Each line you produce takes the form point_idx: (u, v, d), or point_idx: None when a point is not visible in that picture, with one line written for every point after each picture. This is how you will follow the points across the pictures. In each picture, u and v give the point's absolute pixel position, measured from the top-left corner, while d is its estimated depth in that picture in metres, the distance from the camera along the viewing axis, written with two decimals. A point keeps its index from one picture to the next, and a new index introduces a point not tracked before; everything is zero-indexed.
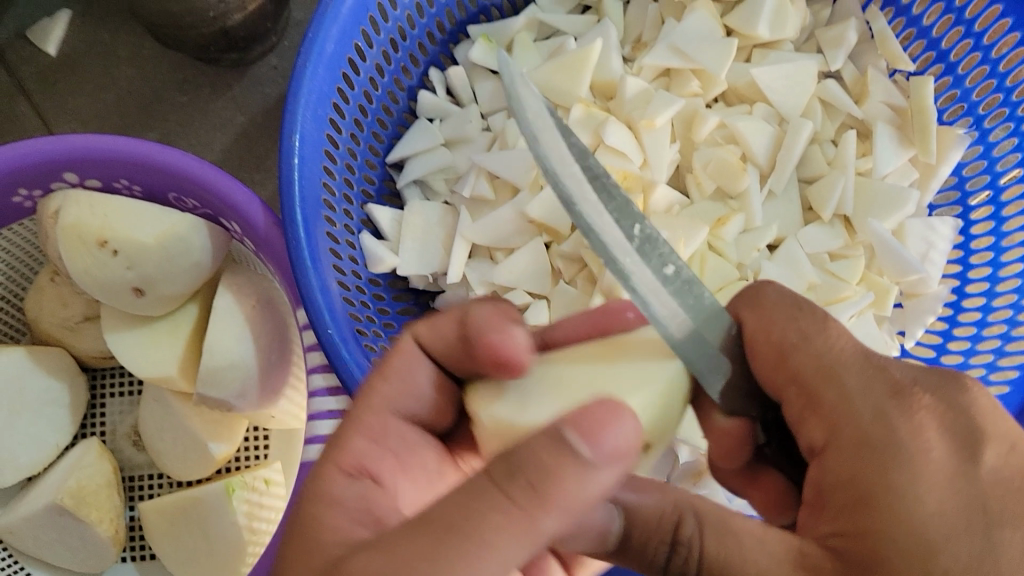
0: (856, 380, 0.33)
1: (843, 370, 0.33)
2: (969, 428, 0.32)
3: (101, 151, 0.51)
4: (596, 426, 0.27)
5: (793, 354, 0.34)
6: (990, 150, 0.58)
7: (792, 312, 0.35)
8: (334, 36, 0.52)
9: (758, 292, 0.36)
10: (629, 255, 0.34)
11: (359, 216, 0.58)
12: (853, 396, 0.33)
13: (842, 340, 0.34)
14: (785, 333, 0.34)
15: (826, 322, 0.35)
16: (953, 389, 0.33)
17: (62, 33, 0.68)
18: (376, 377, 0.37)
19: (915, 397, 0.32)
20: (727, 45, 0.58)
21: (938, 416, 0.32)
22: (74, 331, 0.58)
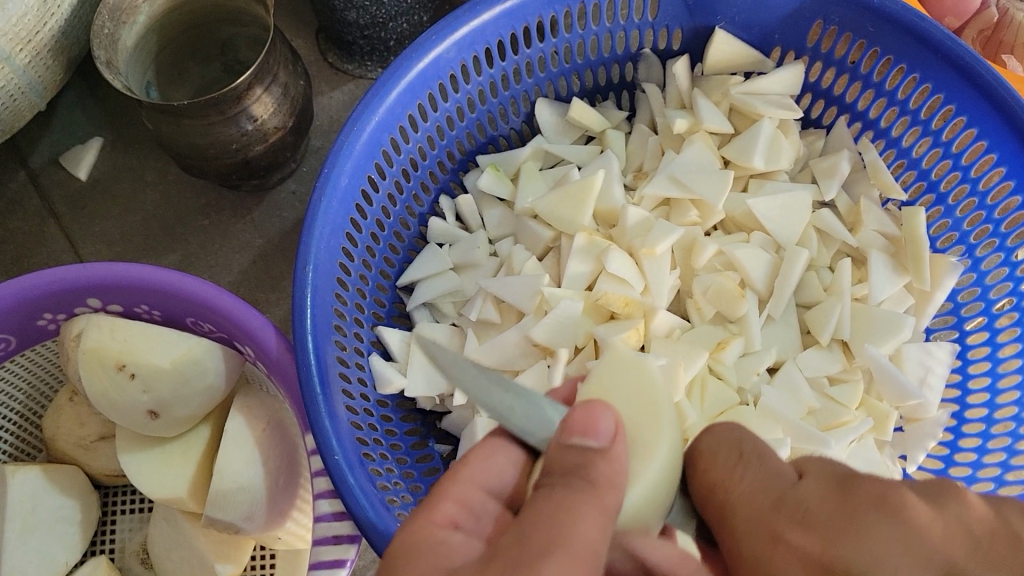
0: (744, 525, 0.36)
1: (737, 515, 0.36)
2: (843, 562, 0.33)
3: (124, 280, 0.54)
4: (586, 424, 0.34)
5: (708, 498, 0.38)
6: (983, 277, 0.60)
7: (719, 454, 0.38)
8: (348, 171, 0.55)
9: (695, 444, 0.39)
10: (534, 426, 0.37)
11: (370, 338, 0.60)
12: (741, 541, 0.36)
13: (742, 484, 0.37)
14: (701, 481, 0.38)
15: (738, 465, 0.37)
16: (840, 526, 0.34)
17: (92, 158, 0.72)
18: (458, 465, 0.38)
19: (788, 539, 0.34)
20: (722, 177, 0.60)
21: (811, 560, 0.34)
22: (89, 450, 0.60)
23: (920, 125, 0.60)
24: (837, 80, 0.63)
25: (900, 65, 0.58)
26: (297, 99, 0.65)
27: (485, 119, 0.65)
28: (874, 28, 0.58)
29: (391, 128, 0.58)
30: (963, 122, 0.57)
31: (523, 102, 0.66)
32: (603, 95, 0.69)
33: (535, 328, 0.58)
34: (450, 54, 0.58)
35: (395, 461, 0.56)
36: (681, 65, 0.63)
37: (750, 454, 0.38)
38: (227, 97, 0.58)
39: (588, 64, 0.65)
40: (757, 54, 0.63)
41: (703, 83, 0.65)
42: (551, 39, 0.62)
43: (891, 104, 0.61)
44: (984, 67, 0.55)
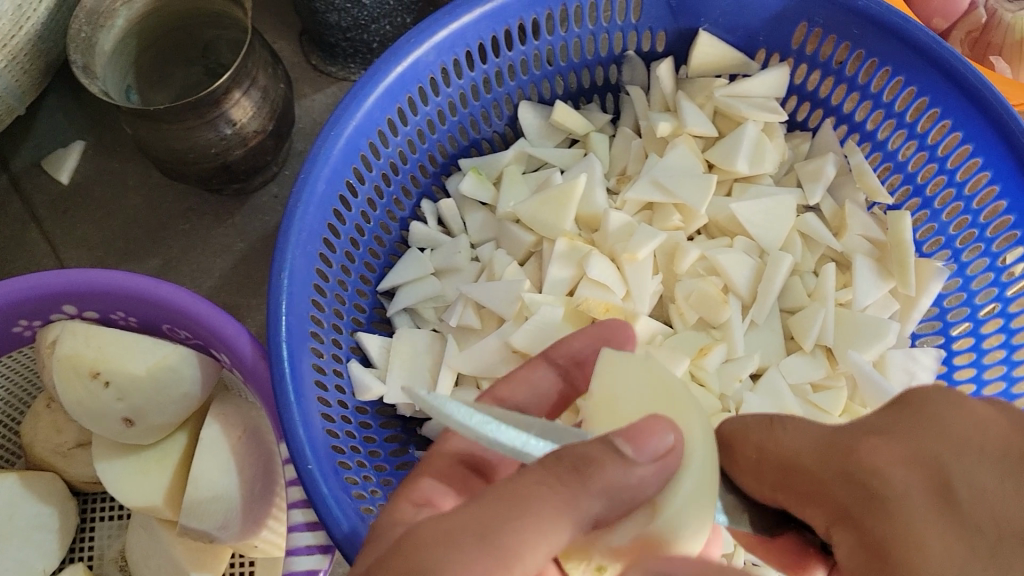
0: (814, 460, 0.35)
1: (802, 459, 0.36)
2: (930, 451, 0.32)
3: (99, 286, 0.53)
4: (637, 434, 0.33)
5: (762, 463, 0.37)
6: (969, 282, 0.59)
7: (755, 425, 0.39)
8: (325, 176, 0.55)
9: (721, 431, 0.40)
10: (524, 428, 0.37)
11: (349, 344, 0.59)
12: (819, 478, 0.35)
13: (790, 437, 0.37)
14: (750, 455, 0.38)
15: (774, 424, 0.38)
16: (904, 418, 0.34)
17: (74, 162, 0.72)
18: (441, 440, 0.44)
19: (863, 451, 0.34)
20: (705, 181, 0.60)
21: (893, 453, 0.33)
22: (66, 457, 0.59)
23: (905, 129, 0.60)
24: (823, 83, 0.62)
25: (885, 67, 0.58)
26: (277, 102, 0.64)
27: (467, 122, 0.65)
28: (858, 30, 0.57)
29: (370, 133, 0.57)
30: (949, 125, 0.56)
31: (506, 105, 0.66)
32: (587, 97, 0.68)
33: (515, 335, 0.57)
34: (430, 58, 0.58)
35: (373, 469, 0.56)
36: (665, 67, 0.63)
37: (779, 418, 0.39)
38: (205, 101, 0.57)
39: (571, 67, 0.65)
40: (742, 56, 0.63)
41: (688, 86, 0.64)
42: (534, 42, 0.61)
43: (877, 107, 0.60)
44: (969, 70, 0.54)
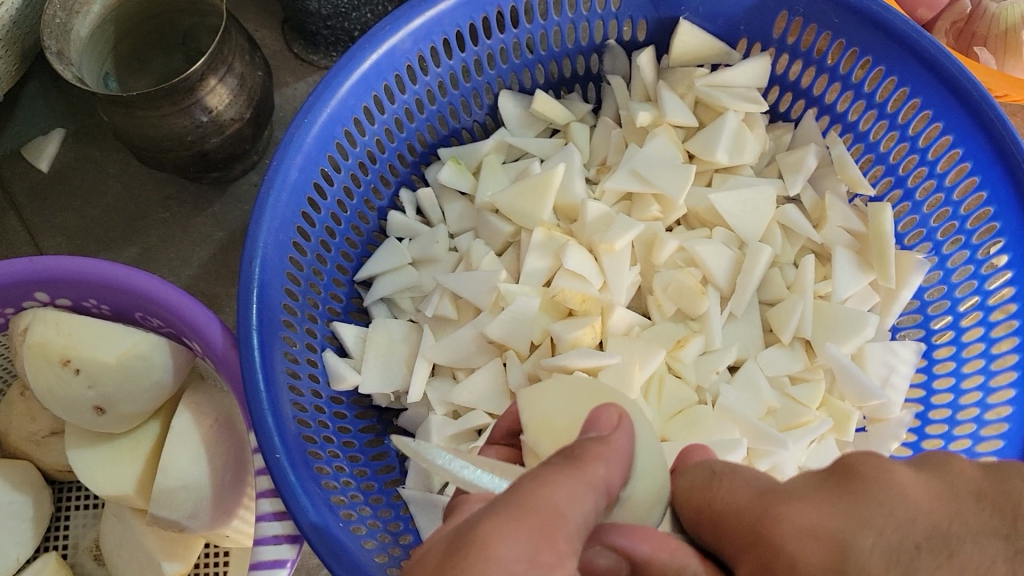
0: (734, 519, 0.33)
1: (727, 519, 0.34)
2: (836, 533, 0.29)
3: (71, 274, 0.53)
4: (596, 420, 0.37)
5: (700, 514, 0.36)
6: (949, 275, 0.59)
7: (705, 474, 0.37)
8: (298, 164, 0.54)
9: (675, 483, 0.39)
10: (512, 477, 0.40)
11: (324, 334, 0.59)
12: (736, 536, 0.33)
13: (725, 488, 0.35)
14: (694, 504, 0.36)
15: (723, 473, 0.36)
16: (827, 487, 0.31)
17: (54, 149, 0.72)
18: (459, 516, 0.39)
19: (777, 514, 0.31)
20: (686, 172, 0.59)
21: (802, 523, 0.30)
22: (40, 445, 0.59)
23: (887, 119, 0.59)
24: (805, 73, 0.62)
25: (866, 57, 0.57)
26: (255, 90, 0.64)
27: (447, 111, 0.64)
28: (839, 20, 0.56)
29: (345, 121, 0.57)
30: (930, 116, 0.56)
31: (486, 94, 0.65)
32: (568, 87, 0.68)
33: (491, 325, 0.57)
34: (406, 45, 0.57)
35: (347, 458, 0.55)
36: (645, 57, 0.62)
37: (723, 470, 0.37)
38: (180, 87, 0.57)
39: (552, 56, 0.64)
40: (723, 46, 0.62)
41: (669, 75, 0.64)
42: (513, 30, 0.61)
43: (858, 97, 0.60)
44: (949, 59, 0.53)
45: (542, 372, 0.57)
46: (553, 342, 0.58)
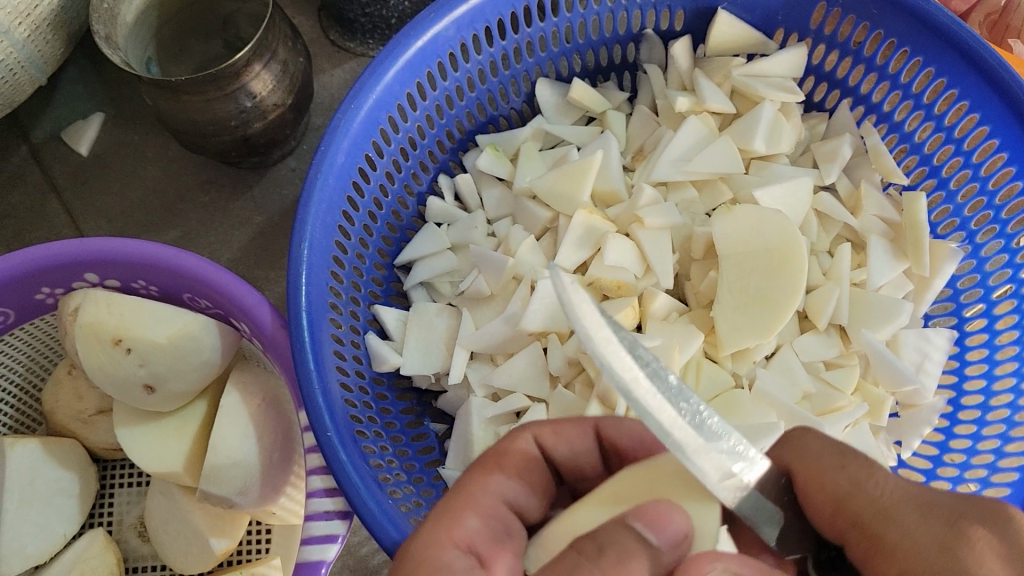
0: (856, 480, 0.36)
1: (817, 501, 0.37)
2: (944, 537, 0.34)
3: (120, 256, 0.54)
4: (656, 519, 0.33)
5: (840, 502, 0.36)
6: (982, 264, 0.59)
7: (838, 458, 0.37)
8: (345, 149, 0.55)
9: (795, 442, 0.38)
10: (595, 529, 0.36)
11: (366, 317, 0.60)
12: (856, 490, 0.36)
13: (833, 476, 0.36)
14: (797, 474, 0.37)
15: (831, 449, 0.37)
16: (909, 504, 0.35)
17: (94, 133, 0.73)
18: (495, 463, 0.41)
19: (893, 523, 0.35)
20: (725, 144, 0.61)
21: (904, 526, 0.34)
22: (87, 424, 0.60)
23: (922, 110, 0.60)
24: (841, 63, 0.62)
25: (902, 48, 0.58)
26: (297, 77, 0.65)
27: (485, 99, 0.65)
28: (877, 10, 0.57)
29: (390, 106, 0.58)
30: (966, 106, 0.57)
31: (524, 82, 0.66)
32: (604, 75, 0.68)
33: (527, 317, 0.58)
34: (450, 33, 0.58)
35: (389, 439, 0.56)
36: (680, 46, 0.63)
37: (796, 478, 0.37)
38: (226, 73, 0.58)
39: (589, 45, 0.65)
40: (760, 36, 0.63)
41: (705, 64, 0.65)
42: (552, 19, 0.62)
43: (894, 88, 0.61)
44: (988, 51, 0.54)
45: (582, 354, 0.57)
46: None
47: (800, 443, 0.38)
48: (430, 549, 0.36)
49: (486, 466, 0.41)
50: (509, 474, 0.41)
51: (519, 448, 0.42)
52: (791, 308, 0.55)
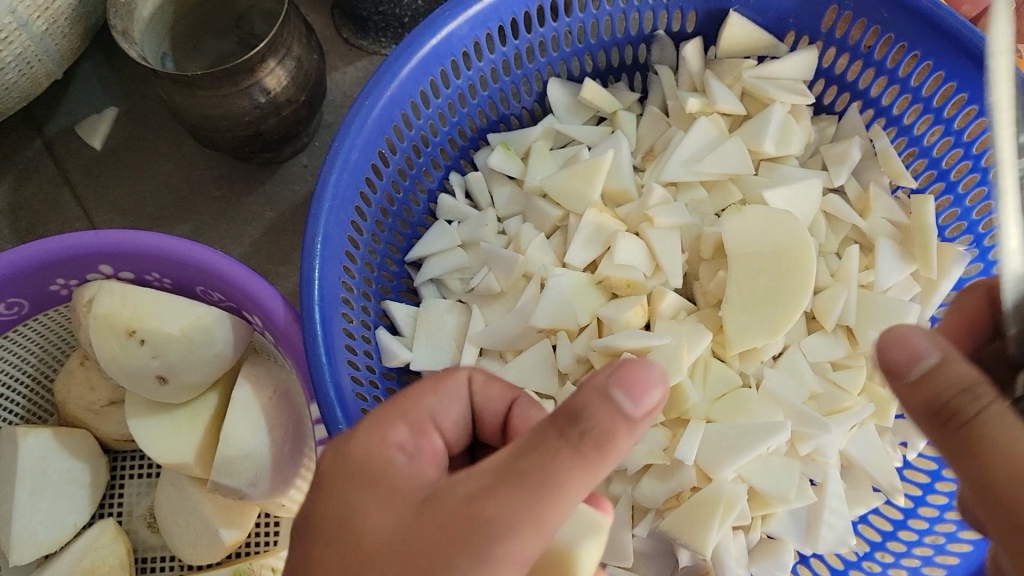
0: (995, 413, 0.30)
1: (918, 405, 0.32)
2: None
3: (134, 249, 0.54)
4: (637, 386, 0.31)
5: (931, 386, 0.31)
6: (990, 267, 0.60)
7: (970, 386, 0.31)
8: (359, 145, 0.56)
9: (903, 334, 0.32)
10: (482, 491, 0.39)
11: (377, 312, 0.61)
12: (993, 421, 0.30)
13: (915, 393, 0.32)
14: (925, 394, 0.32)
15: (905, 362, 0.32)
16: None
17: (107, 128, 0.73)
18: (429, 388, 0.39)
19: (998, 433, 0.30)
20: (735, 145, 0.62)
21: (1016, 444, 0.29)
22: (99, 415, 0.61)
23: (932, 113, 0.60)
24: (851, 66, 0.63)
25: (913, 52, 0.58)
26: (310, 73, 0.65)
27: (497, 98, 0.66)
28: (889, 14, 0.58)
29: (403, 104, 0.58)
30: (975, 111, 0.57)
31: (536, 81, 0.66)
32: (616, 76, 0.69)
33: (536, 315, 0.58)
34: (464, 31, 0.58)
35: None
36: (692, 48, 0.64)
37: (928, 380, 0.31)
38: (241, 69, 0.58)
39: (601, 45, 0.66)
40: (771, 38, 0.63)
41: (716, 66, 0.65)
42: (564, 19, 0.62)
43: (903, 91, 0.61)
44: None
45: (591, 352, 0.58)
46: (600, 324, 0.60)
47: (942, 368, 0.31)
48: (374, 433, 0.35)
49: (423, 387, 0.39)
50: (443, 399, 0.39)
51: (454, 382, 0.41)
52: (799, 308, 0.56)
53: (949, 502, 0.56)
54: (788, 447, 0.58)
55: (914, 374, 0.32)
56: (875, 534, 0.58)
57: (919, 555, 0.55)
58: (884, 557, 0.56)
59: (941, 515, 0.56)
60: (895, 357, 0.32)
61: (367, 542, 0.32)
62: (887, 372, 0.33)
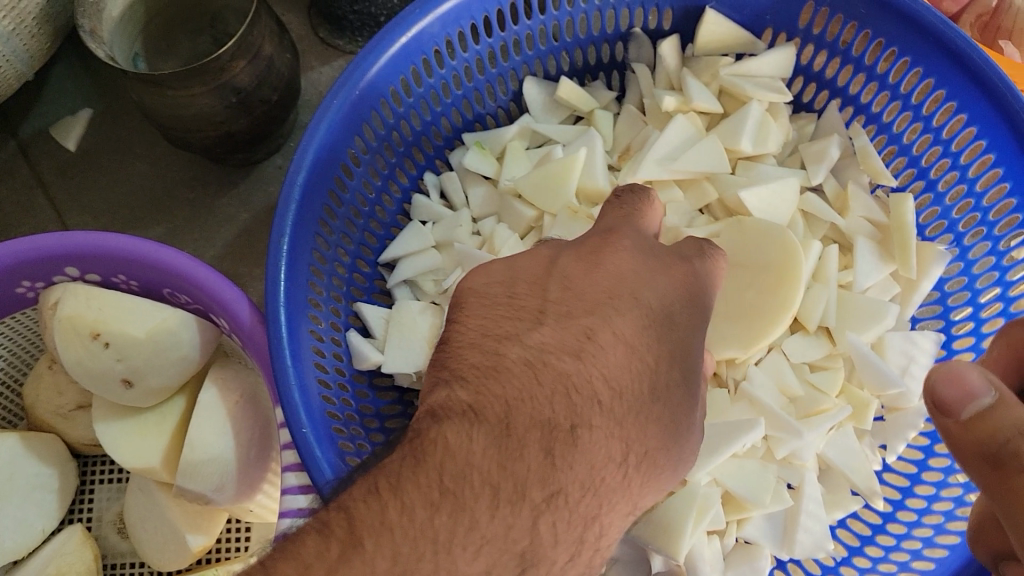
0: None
1: (965, 446, 0.31)
2: None
3: (99, 250, 0.54)
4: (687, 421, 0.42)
5: (980, 425, 0.30)
6: (970, 267, 0.59)
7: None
8: (327, 144, 0.55)
9: (960, 374, 0.30)
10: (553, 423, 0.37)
11: (347, 314, 0.60)
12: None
13: (962, 436, 0.31)
14: (976, 434, 0.30)
15: (955, 409, 0.30)
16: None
17: (81, 129, 0.73)
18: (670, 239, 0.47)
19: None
20: (711, 143, 0.61)
21: None
22: (67, 419, 0.60)
23: (911, 111, 0.59)
24: (830, 64, 0.62)
25: (892, 48, 0.57)
26: (282, 73, 0.64)
27: (472, 97, 0.65)
28: (866, 10, 0.57)
29: (374, 103, 0.57)
30: (954, 108, 0.56)
31: (512, 80, 0.66)
32: (593, 74, 0.68)
33: None
34: (435, 29, 0.57)
35: (367, 434, 0.56)
36: (669, 46, 0.63)
37: (979, 425, 0.30)
38: (210, 67, 0.58)
39: (577, 43, 0.65)
40: (749, 36, 0.62)
41: (693, 64, 0.64)
42: (539, 17, 0.61)
43: (883, 89, 0.60)
44: (976, 51, 0.53)
45: None
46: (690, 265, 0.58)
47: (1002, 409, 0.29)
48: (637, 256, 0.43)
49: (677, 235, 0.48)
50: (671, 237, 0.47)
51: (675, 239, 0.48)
52: (782, 313, 0.55)
53: (927, 506, 0.55)
54: (764, 450, 0.57)
55: (968, 415, 0.30)
56: (853, 538, 0.57)
57: (896, 560, 0.53)
58: (862, 562, 0.55)
59: (919, 518, 0.55)
60: (949, 395, 0.30)
61: (609, 399, 0.39)
62: (939, 409, 0.31)
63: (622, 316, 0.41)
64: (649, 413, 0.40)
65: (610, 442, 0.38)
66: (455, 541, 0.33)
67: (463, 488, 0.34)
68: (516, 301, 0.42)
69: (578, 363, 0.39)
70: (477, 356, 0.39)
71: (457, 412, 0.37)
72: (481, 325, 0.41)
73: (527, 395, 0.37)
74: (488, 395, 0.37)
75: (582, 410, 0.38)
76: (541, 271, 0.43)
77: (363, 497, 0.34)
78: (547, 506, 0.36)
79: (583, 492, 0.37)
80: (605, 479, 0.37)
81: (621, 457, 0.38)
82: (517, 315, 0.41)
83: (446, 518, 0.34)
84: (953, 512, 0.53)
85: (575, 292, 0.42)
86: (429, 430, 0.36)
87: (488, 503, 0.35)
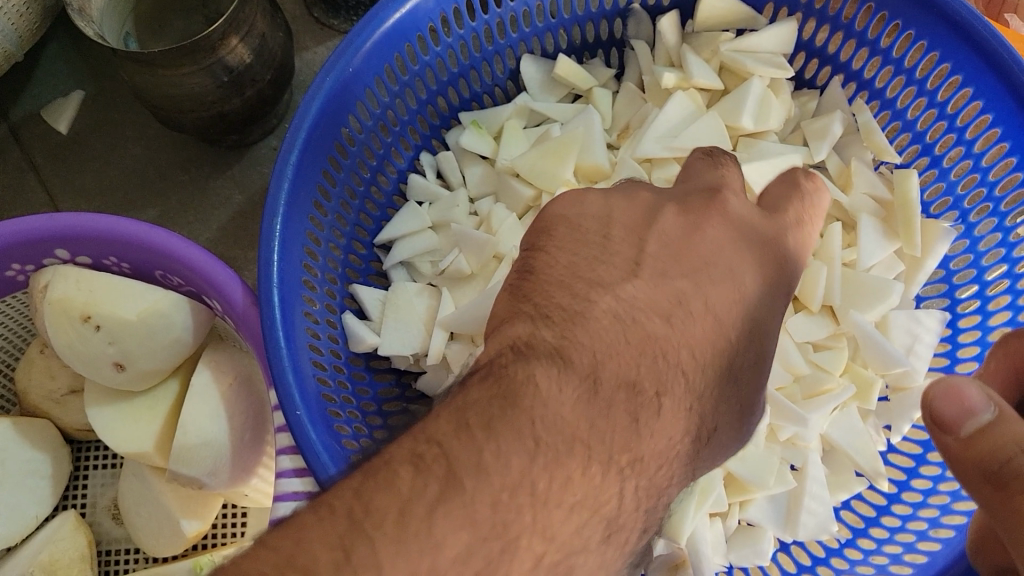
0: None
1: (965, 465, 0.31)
2: None
3: (88, 232, 0.52)
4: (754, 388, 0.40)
5: (977, 441, 0.30)
6: (975, 244, 0.58)
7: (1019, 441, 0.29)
8: (320, 122, 0.53)
9: (958, 389, 0.30)
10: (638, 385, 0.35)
11: (343, 296, 0.59)
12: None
13: (961, 452, 0.31)
14: (972, 446, 0.30)
15: (953, 423, 0.31)
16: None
17: (72, 112, 0.72)
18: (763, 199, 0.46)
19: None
20: (711, 118, 0.60)
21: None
22: (59, 404, 0.59)
23: (915, 86, 0.58)
24: (832, 39, 0.61)
25: (896, 21, 0.56)
26: (275, 52, 0.63)
27: (468, 75, 0.64)
28: None
29: (367, 81, 0.56)
30: (959, 82, 0.55)
31: (509, 58, 0.64)
32: (591, 52, 0.67)
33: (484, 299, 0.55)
34: (429, 5, 0.56)
35: (364, 417, 0.55)
36: (668, 21, 0.61)
37: (975, 438, 0.30)
38: (201, 45, 0.57)
39: (575, 20, 0.63)
40: (750, 11, 0.61)
41: (693, 39, 0.63)
42: None
43: (887, 64, 0.59)
44: (981, 23, 0.52)
45: None
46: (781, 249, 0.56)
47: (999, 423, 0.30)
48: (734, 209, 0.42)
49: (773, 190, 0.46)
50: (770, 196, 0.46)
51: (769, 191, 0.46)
52: None
53: (933, 486, 0.54)
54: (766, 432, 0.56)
55: (967, 430, 0.30)
56: (857, 520, 0.56)
57: (901, 541, 0.52)
58: (866, 544, 0.54)
59: (925, 499, 0.54)
60: (946, 411, 0.31)
61: (695, 362, 0.36)
62: (939, 426, 0.31)
63: (717, 285, 0.38)
64: (719, 391, 0.37)
65: (685, 415, 0.35)
66: (550, 494, 0.30)
67: (555, 440, 0.31)
68: (610, 243, 0.40)
69: (668, 327, 0.36)
70: (564, 297, 0.37)
71: (544, 353, 0.34)
72: (571, 263, 0.39)
73: (615, 350, 0.34)
74: (577, 344, 0.34)
75: (668, 377, 0.35)
76: (641, 220, 0.40)
77: (454, 434, 0.30)
78: (630, 471, 0.33)
79: (659, 464, 0.34)
80: (674, 455, 0.35)
81: (695, 432, 0.36)
82: (611, 260, 0.39)
83: (542, 469, 0.30)
84: (958, 492, 0.52)
85: (674, 250, 0.39)
86: (514, 369, 0.32)
87: (580, 460, 0.31)
